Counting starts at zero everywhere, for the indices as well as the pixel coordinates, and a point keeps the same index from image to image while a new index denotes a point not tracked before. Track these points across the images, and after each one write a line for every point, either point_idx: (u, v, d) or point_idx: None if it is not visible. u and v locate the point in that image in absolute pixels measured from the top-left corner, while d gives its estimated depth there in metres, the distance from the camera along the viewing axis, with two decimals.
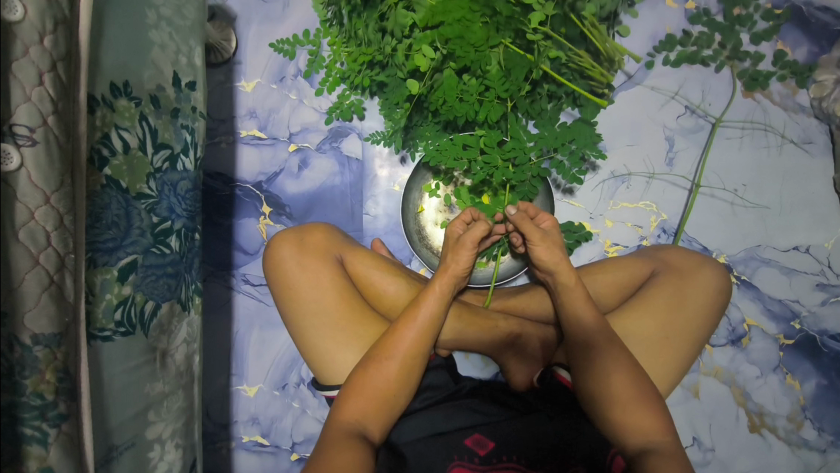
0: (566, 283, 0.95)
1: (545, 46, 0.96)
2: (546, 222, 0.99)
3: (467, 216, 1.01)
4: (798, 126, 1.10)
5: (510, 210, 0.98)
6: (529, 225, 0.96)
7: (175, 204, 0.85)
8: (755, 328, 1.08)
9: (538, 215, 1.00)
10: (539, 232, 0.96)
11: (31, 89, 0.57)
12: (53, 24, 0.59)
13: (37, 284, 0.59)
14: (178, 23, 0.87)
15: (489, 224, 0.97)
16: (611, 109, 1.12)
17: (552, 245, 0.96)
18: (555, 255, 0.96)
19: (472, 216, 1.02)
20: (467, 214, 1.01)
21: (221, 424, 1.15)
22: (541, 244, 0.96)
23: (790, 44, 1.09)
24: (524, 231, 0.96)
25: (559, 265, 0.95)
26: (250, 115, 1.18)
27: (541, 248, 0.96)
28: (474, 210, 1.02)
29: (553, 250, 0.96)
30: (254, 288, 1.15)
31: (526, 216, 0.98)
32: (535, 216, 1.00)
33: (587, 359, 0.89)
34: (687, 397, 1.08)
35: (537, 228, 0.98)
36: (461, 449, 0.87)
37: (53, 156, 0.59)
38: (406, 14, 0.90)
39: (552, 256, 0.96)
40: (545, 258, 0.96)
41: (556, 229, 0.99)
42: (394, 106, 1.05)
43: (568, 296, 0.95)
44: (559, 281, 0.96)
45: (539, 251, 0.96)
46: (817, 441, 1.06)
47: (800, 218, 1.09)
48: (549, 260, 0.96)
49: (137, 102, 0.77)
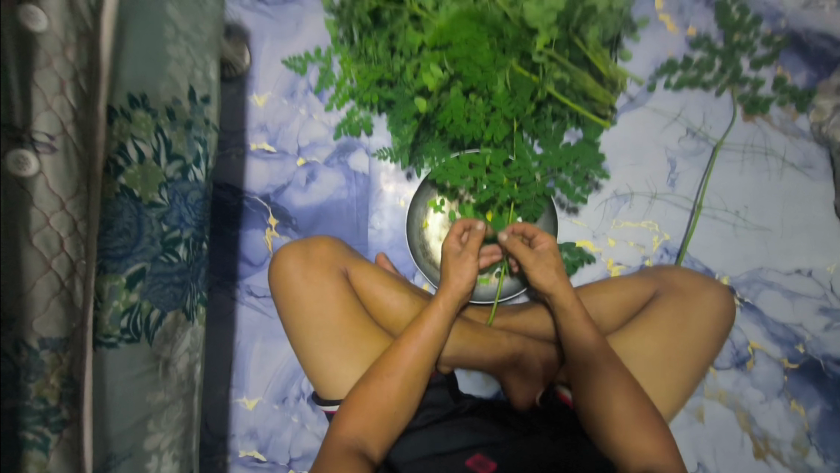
0: (564, 303, 0.95)
1: (549, 68, 0.99)
2: (545, 243, 0.99)
3: (459, 228, 1.02)
4: (799, 150, 1.11)
5: (503, 235, 1.01)
6: (521, 247, 0.98)
7: (184, 213, 0.86)
8: (760, 352, 1.08)
9: (536, 237, 1.00)
10: (532, 256, 0.97)
11: (52, 98, 0.59)
12: (76, 36, 0.61)
13: (48, 289, 0.59)
14: (195, 38, 0.90)
15: (484, 230, 1.01)
16: (614, 130, 1.14)
17: (547, 267, 0.97)
18: (550, 277, 0.96)
19: (463, 227, 1.03)
20: (457, 228, 1.02)
21: (219, 437, 1.14)
22: (535, 266, 0.97)
23: (789, 69, 1.12)
24: (517, 254, 0.98)
25: (555, 287, 0.96)
26: (259, 129, 1.20)
27: (539, 270, 0.97)
28: (465, 221, 1.03)
29: (548, 272, 0.96)
30: (257, 299, 1.16)
31: (519, 239, 1.00)
32: (533, 237, 1.01)
33: (587, 380, 0.90)
34: (691, 421, 1.07)
35: (531, 250, 0.99)
36: (462, 468, 0.88)
37: (72, 164, 0.61)
38: (415, 34, 0.96)
39: (547, 278, 0.96)
40: (541, 278, 0.97)
41: (553, 252, 0.99)
42: (401, 122, 1.07)
43: (567, 316, 0.94)
44: (557, 301, 0.96)
45: (534, 273, 0.97)
46: (822, 468, 1.04)
47: (802, 241, 1.10)
48: (545, 282, 0.96)
49: (153, 114, 0.79)
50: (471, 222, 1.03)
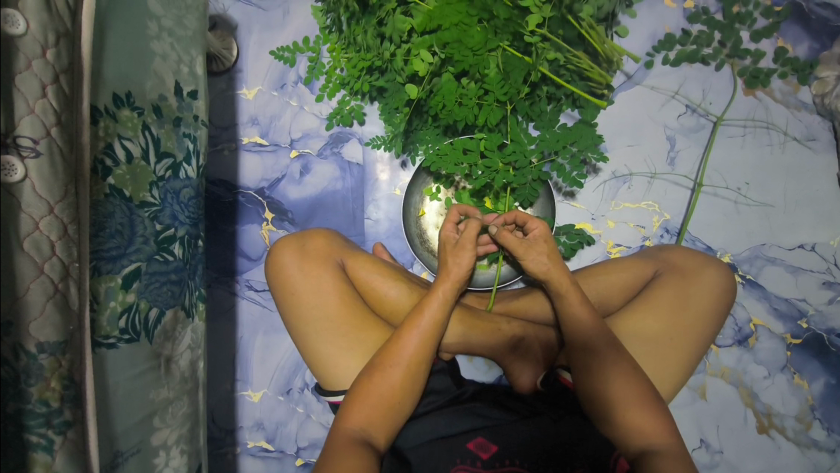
0: (561, 289, 0.94)
1: (543, 49, 0.96)
2: (536, 228, 0.97)
3: (455, 215, 1.01)
4: (801, 123, 1.09)
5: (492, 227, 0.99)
6: (511, 238, 0.97)
7: (178, 211, 0.86)
8: (762, 328, 1.07)
9: (527, 222, 0.98)
10: (523, 245, 0.97)
11: (34, 102, 0.58)
12: (55, 37, 0.60)
13: (42, 293, 0.59)
14: (179, 33, 0.88)
15: (481, 221, 0.98)
16: (611, 110, 1.12)
17: (541, 255, 0.96)
18: (544, 262, 0.95)
19: (459, 214, 1.02)
20: (454, 215, 1.01)
21: (226, 430, 1.15)
22: (527, 255, 0.96)
23: (790, 41, 1.09)
24: (508, 245, 0.97)
25: (550, 272, 0.95)
26: (251, 123, 1.19)
27: (531, 258, 0.96)
28: (461, 207, 1.02)
29: (541, 258, 0.96)
30: (257, 294, 1.16)
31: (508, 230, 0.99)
32: (525, 223, 0.99)
33: (588, 364, 0.89)
34: (694, 399, 1.07)
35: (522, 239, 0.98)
36: (463, 451, 0.89)
37: (57, 167, 0.60)
38: (404, 19, 0.92)
39: (539, 264, 0.96)
40: (533, 264, 0.96)
41: (545, 236, 0.97)
42: (394, 110, 1.05)
43: (565, 302, 0.94)
44: (553, 286, 0.95)
45: (526, 261, 0.97)
46: (826, 441, 1.04)
47: (805, 215, 1.08)
48: (537, 270, 0.96)
49: (139, 112, 0.79)
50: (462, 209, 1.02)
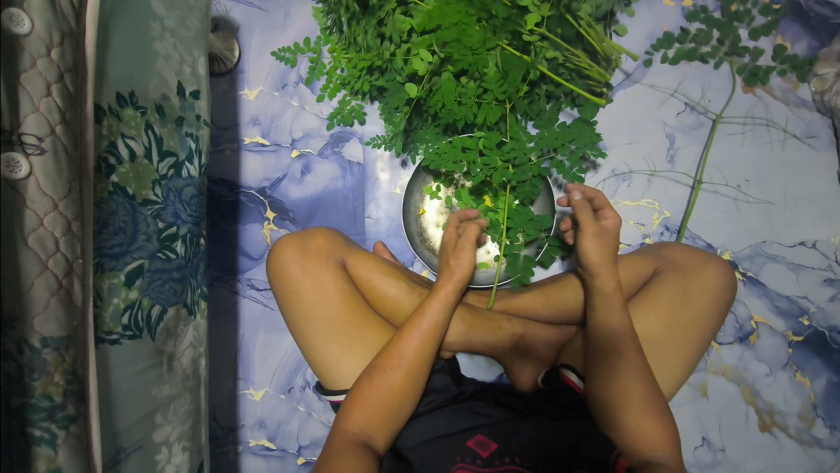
0: (604, 288, 0.92)
1: (541, 48, 0.97)
2: (610, 219, 0.95)
3: (456, 220, 1.03)
4: (800, 120, 1.09)
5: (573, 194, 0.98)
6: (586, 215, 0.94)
7: (180, 209, 0.87)
8: (763, 325, 1.07)
9: (603, 210, 0.96)
10: (593, 226, 0.93)
11: (39, 100, 0.59)
12: (60, 36, 0.60)
13: (45, 289, 0.60)
14: (182, 34, 0.89)
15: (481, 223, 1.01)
16: (611, 108, 1.12)
17: (603, 244, 0.93)
18: (604, 253, 0.92)
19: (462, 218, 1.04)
20: (454, 220, 1.03)
21: (227, 428, 1.15)
22: (591, 239, 0.93)
23: (789, 38, 1.09)
24: (580, 219, 0.95)
25: (601, 265, 0.92)
26: (253, 123, 1.20)
27: (591, 245, 0.93)
28: (460, 214, 1.04)
29: (602, 248, 0.92)
30: (259, 292, 1.17)
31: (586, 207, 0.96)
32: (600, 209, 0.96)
33: (608, 367, 0.90)
34: (696, 397, 1.07)
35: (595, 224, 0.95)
36: (464, 450, 0.87)
37: (61, 165, 0.60)
38: (403, 19, 0.93)
39: (599, 253, 0.92)
40: (591, 253, 0.93)
41: (616, 229, 0.94)
42: (394, 110, 1.06)
43: (604, 301, 0.92)
44: (597, 283, 0.93)
45: (587, 246, 0.93)
46: (829, 439, 1.03)
47: (805, 212, 1.08)
48: (594, 257, 0.93)
49: (143, 111, 0.80)
50: (465, 212, 1.04)
